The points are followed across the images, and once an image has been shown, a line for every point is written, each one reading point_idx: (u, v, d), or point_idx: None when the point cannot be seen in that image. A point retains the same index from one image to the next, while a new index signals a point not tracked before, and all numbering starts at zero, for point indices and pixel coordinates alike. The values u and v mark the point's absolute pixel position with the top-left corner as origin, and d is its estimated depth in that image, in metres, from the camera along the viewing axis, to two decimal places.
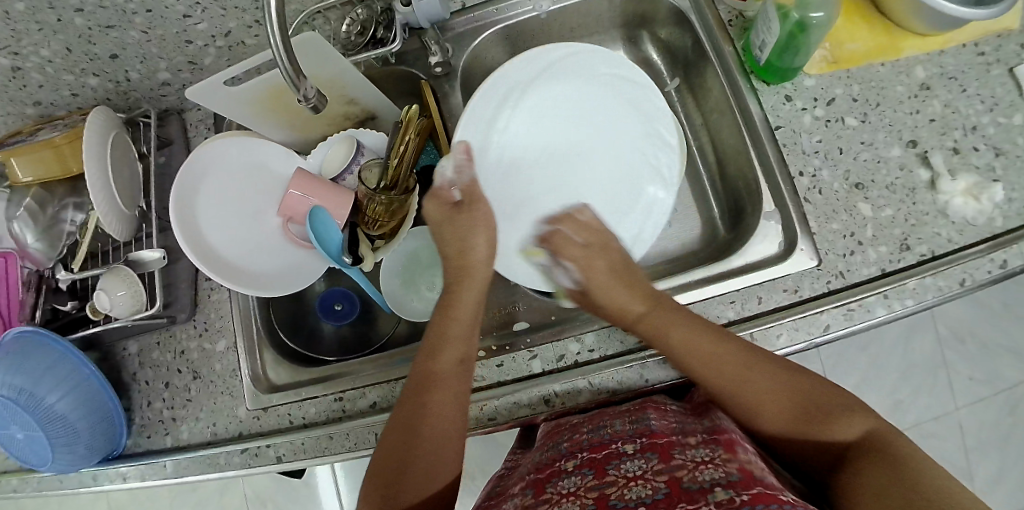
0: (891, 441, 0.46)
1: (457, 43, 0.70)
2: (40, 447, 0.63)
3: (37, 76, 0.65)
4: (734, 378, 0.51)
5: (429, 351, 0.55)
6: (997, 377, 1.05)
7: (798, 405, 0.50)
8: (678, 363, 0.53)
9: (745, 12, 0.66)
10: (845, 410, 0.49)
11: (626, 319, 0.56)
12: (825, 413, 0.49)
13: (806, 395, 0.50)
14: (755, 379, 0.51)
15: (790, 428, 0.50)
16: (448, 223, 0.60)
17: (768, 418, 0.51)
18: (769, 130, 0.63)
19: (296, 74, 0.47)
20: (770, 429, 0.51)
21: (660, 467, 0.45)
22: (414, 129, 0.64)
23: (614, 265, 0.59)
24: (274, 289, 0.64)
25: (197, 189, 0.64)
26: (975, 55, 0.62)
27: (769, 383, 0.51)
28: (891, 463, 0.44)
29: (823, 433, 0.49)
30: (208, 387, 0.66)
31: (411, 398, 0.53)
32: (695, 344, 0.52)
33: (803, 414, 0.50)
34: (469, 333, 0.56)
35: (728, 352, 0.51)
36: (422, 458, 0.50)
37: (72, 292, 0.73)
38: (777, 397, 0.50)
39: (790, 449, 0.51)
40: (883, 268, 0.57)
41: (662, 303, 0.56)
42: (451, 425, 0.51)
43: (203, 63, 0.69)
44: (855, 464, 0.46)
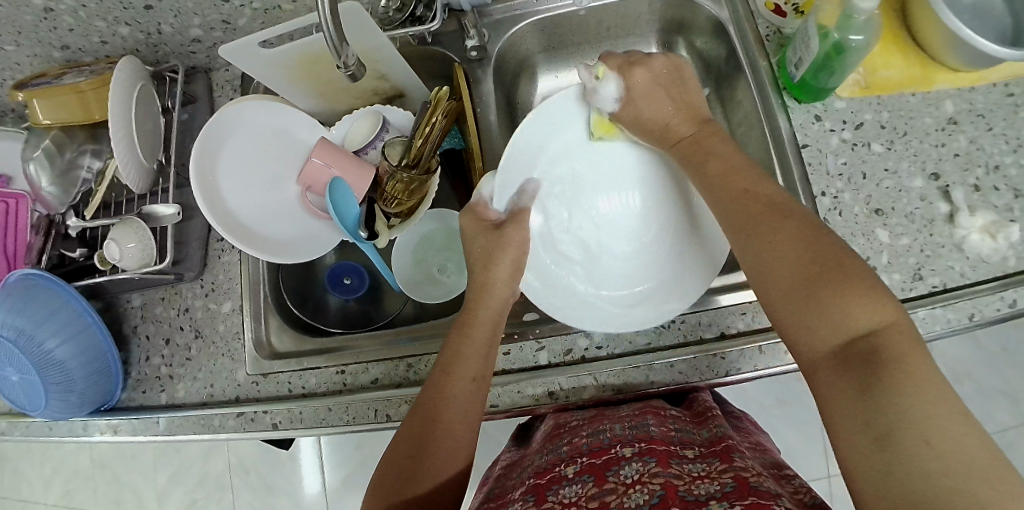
0: (906, 347, 0.39)
1: (493, 30, 0.70)
2: (34, 391, 0.63)
3: (69, 19, 0.65)
4: (759, 227, 0.47)
5: (453, 344, 0.54)
6: (988, 419, 1.06)
7: (815, 274, 0.43)
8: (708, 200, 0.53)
9: (784, 28, 0.66)
10: (866, 294, 0.41)
11: (669, 127, 0.59)
12: (841, 285, 0.41)
13: (830, 260, 0.43)
14: (775, 226, 0.46)
15: (793, 299, 0.43)
16: (483, 237, 0.59)
17: (776, 281, 0.45)
18: (796, 147, 0.63)
19: (339, 43, 0.47)
20: (778, 291, 0.44)
21: (657, 471, 0.45)
22: (442, 110, 0.64)
23: (660, 77, 0.60)
24: (285, 255, 0.64)
25: (222, 147, 0.64)
26: (1005, 95, 0.62)
27: (791, 235, 0.45)
28: (901, 379, 0.37)
29: (834, 310, 0.41)
30: (210, 347, 0.66)
31: (431, 391, 0.51)
32: (731, 171, 0.52)
33: (814, 280, 0.43)
34: (489, 344, 0.54)
35: (747, 196, 0.49)
36: (431, 467, 0.48)
37: (82, 240, 0.72)
38: (793, 253, 0.44)
39: (791, 336, 0.44)
40: (894, 295, 0.58)
41: (713, 129, 0.57)
42: (468, 421, 0.50)
43: (237, 23, 0.69)
44: (851, 364, 0.39)
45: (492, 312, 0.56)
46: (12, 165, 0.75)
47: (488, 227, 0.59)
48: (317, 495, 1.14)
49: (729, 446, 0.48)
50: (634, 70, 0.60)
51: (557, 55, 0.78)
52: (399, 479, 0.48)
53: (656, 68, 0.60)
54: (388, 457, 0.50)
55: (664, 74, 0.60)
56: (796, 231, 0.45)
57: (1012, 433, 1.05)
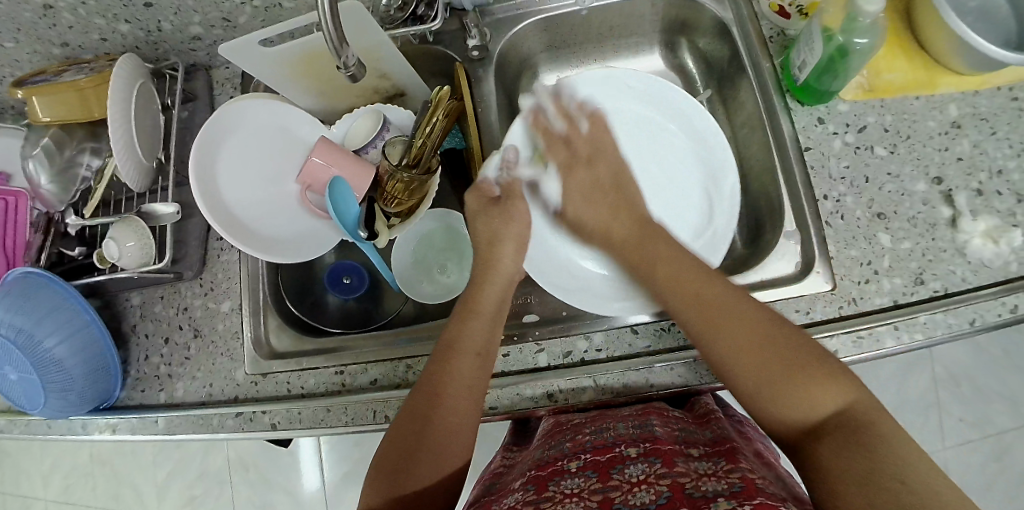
0: (873, 415, 0.42)
1: (496, 29, 0.70)
2: (33, 390, 0.63)
3: (69, 16, 0.64)
4: (707, 308, 0.49)
5: (454, 328, 0.54)
6: (987, 422, 1.06)
7: (773, 357, 0.45)
8: (668, 304, 0.52)
9: (788, 30, 0.66)
10: (821, 374, 0.44)
11: (612, 242, 0.60)
12: (804, 373, 0.44)
13: (780, 344, 0.46)
14: (739, 320, 0.48)
15: (761, 382, 0.45)
16: (484, 215, 0.61)
17: (744, 378, 0.46)
18: (799, 150, 0.63)
19: (339, 43, 0.46)
20: (742, 380, 0.46)
21: (662, 471, 0.45)
22: (443, 110, 0.64)
23: (599, 181, 0.62)
24: (283, 255, 0.64)
25: (221, 145, 0.64)
26: (1009, 99, 0.62)
27: (740, 321, 0.48)
28: (878, 442, 0.40)
29: (800, 391, 0.44)
30: (209, 347, 0.66)
31: (432, 374, 0.52)
32: (680, 269, 0.53)
33: (785, 368, 0.45)
34: (490, 326, 0.54)
35: (710, 285, 0.51)
36: (437, 442, 0.49)
37: (81, 238, 0.72)
38: (760, 348, 0.46)
39: (760, 415, 0.46)
40: (896, 300, 0.57)
41: (652, 232, 0.58)
42: (469, 405, 0.50)
43: (237, 21, 0.68)
44: (830, 436, 0.42)
45: (496, 291, 0.57)
46: (11, 162, 0.75)
47: (488, 205, 0.61)
48: (316, 492, 1.14)
49: (734, 447, 0.48)
50: (569, 201, 0.63)
51: (559, 54, 0.77)
52: (390, 469, 0.48)
53: (592, 138, 0.63)
54: (388, 439, 0.50)
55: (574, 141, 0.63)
56: (748, 311, 0.48)
57: (1011, 436, 1.05)
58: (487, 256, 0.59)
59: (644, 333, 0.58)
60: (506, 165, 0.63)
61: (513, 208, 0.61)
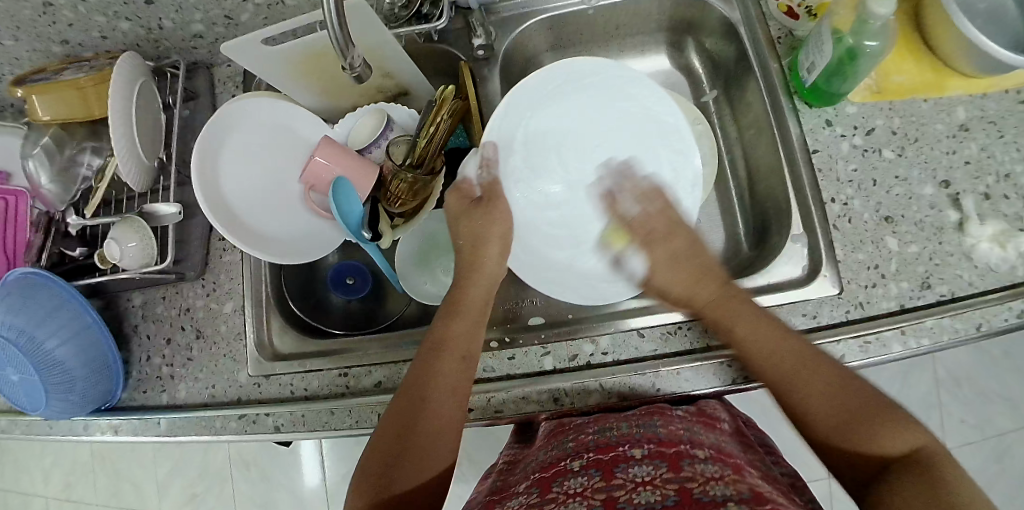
0: (947, 462, 0.42)
1: (500, 27, 0.69)
2: (34, 390, 0.62)
3: (69, 14, 0.64)
4: (796, 371, 0.49)
5: (439, 327, 0.55)
6: (988, 423, 1.06)
7: (848, 411, 0.46)
8: (745, 355, 0.52)
9: (796, 31, 0.65)
10: (895, 423, 0.44)
11: (695, 304, 0.56)
12: (873, 420, 0.45)
13: (850, 396, 0.47)
14: (810, 377, 0.48)
15: (835, 427, 0.46)
16: (466, 217, 0.62)
17: (816, 423, 0.48)
18: (806, 152, 0.62)
19: (344, 43, 0.45)
20: (818, 426, 0.48)
21: (669, 475, 0.44)
22: (448, 110, 0.63)
23: (674, 221, 0.62)
24: (287, 256, 0.63)
25: (222, 144, 0.63)
26: (1017, 102, 0.62)
27: (821, 384, 0.48)
28: (946, 478, 0.40)
29: (872, 436, 0.45)
30: (211, 348, 0.65)
31: (418, 375, 0.52)
32: (760, 325, 0.52)
33: (855, 418, 0.46)
34: (474, 324, 0.55)
35: (785, 340, 0.51)
36: (420, 443, 0.49)
37: (82, 238, 0.71)
38: (832, 401, 0.47)
39: (833, 455, 0.47)
40: (902, 304, 0.57)
41: (734, 292, 0.56)
42: (455, 405, 0.51)
43: (239, 18, 0.67)
44: (903, 473, 0.42)
45: (480, 292, 0.58)
46: (11, 160, 0.74)
47: (468, 205, 0.63)
48: (317, 490, 1.14)
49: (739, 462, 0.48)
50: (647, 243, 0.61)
51: (565, 53, 0.77)
52: (375, 473, 0.48)
53: (656, 235, 0.61)
54: (374, 442, 0.50)
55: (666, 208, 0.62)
56: (824, 369, 0.48)
57: (1013, 437, 1.05)
58: (472, 256, 0.60)
59: (651, 336, 0.58)
60: (488, 164, 0.64)
61: (497, 208, 0.62)
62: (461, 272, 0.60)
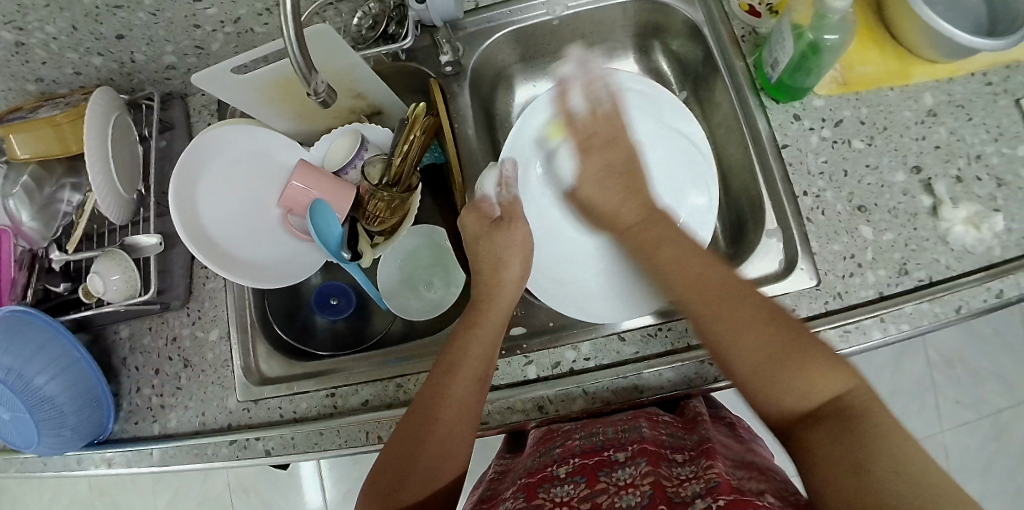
0: (869, 405, 0.42)
1: (469, 43, 0.70)
2: (25, 427, 0.62)
3: (41, 52, 0.64)
4: (716, 303, 0.48)
5: (456, 344, 0.54)
6: (983, 402, 1.06)
7: (772, 345, 0.45)
8: (675, 297, 0.51)
9: (759, 29, 0.66)
10: (816, 359, 0.44)
11: (619, 221, 0.58)
12: (793, 356, 0.44)
13: (772, 331, 0.46)
14: (736, 319, 0.47)
15: (756, 366, 0.45)
16: (486, 238, 0.61)
17: (738, 363, 0.46)
18: (776, 148, 0.63)
19: (307, 68, 0.46)
20: (738, 367, 0.46)
21: (647, 471, 0.46)
22: (420, 127, 0.64)
23: (611, 163, 0.60)
24: (270, 280, 0.64)
25: (200, 174, 0.64)
26: (983, 84, 0.62)
27: (746, 320, 0.47)
28: (866, 424, 0.40)
29: (790, 375, 0.44)
30: (200, 376, 0.66)
31: (432, 393, 0.52)
32: (683, 263, 0.52)
33: (779, 357, 0.45)
34: (492, 345, 0.54)
35: (710, 284, 0.49)
36: (427, 460, 0.49)
37: (65, 273, 0.71)
38: (761, 342, 0.46)
39: (752, 396, 0.46)
40: (880, 291, 0.58)
41: (659, 218, 0.57)
42: (463, 424, 0.51)
43: (210, 48, 0.68)
44: (826, 422, 0.42)
45: (501, 314, 0.57)
46: None
47: (488, 225, 0.62)
48: None
49: (714, 447, 0.49)
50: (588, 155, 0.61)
51: (534, 64, 0.77)
52: (384, 487, 0.49)
53: (605, 124, 0.61)
54: (385, 455, 0.51)
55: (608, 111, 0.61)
56: (750, 304, 0.48)
57: (1009, 415, 1.06)
58: (490, 280, 0.59)
59: (632, 339, 0.58)
60: (505, 182, 0.65)
61: (514, 230, 0.61)
62: (478, 293, 0.59)
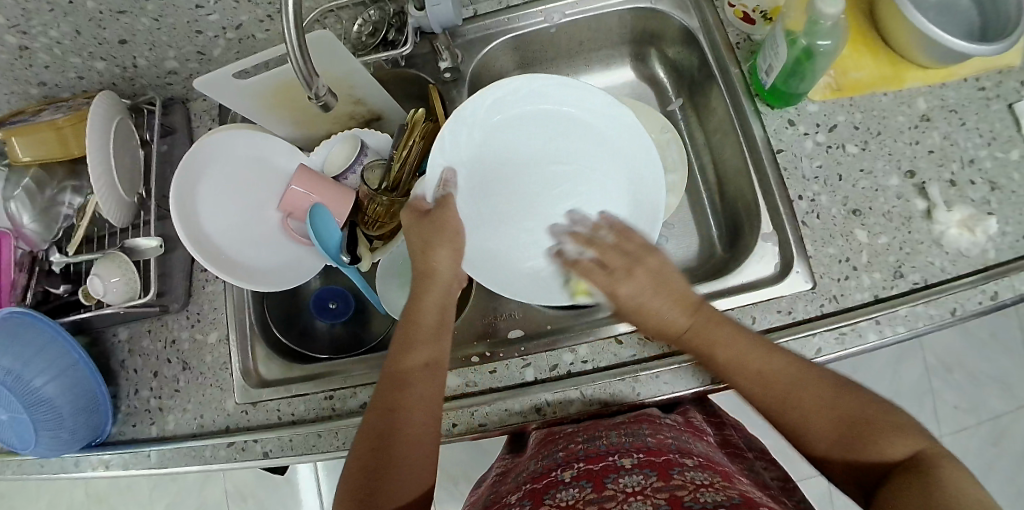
0: (947, 462, 0.41)
1: (467, 49, 0.70)
2: (23, 429, 0.62)
3: (45, 56, 0.65)
4: (778, 388, 0.49)
5: (402, 343, 0.54)
6: (982, 407, 1.06)
7: (845, 423, 0.46)
8: (736, 386, 0.51)
9: (753, 36, 0.67)
10: (892, 428, 0.44)
11: (668, 336, 0.54)
12: (865, 424, 0.45)
13: (846, 406, 0.46)
14: (806, 388, 0.48)
15: (835, 443, 0.46)
16: (416, 229, 0.57)
17: (814, 439, 0.47)
18: (771, 153, 0.64)
19: (309, 73, 0.46)
20: (817, 446, 0.47)
21: (659, 484, 0.44)
22: (419, 132, 0.65)
23: (653, 274, 0.54)
24: (272, 284, 0.65)
25: (202, 176, 0.64)
26: (976, 89, 0.63)
27: (812, 396, 0.47)
28: (923, 477, 0.40)
29: (868, 444, 0.44)
30: (199, 379, 0.66)
31: (388, 395, 0.51)
32: (736, 350, 0.51)
33: (849, 428, 0.46)
34: (438, 339, 0.54)
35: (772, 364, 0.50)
36: (394, 471, 0.47)
37: (66, 276, 0.72)
38: (828, 409, 0.47)
39: (842, 474, 0.46)
40: (875, 295, 0.58)
41: (707, 310, 0.53)
42: (427, 421, 0.50)
43: (212, 54, 0.69)
44: (895, 481, 0.42)
45: (432, 316, 0.55)
46: None
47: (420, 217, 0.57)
48: None
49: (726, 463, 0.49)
50: (625, 280, 0.54)
51: (532, 71, 0.78)
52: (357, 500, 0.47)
53: (649, 267, 0.55)
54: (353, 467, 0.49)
55: (654, 274, 0.55)
56: (813, 381, 0.48)
57: (1008, 420, 1.06)
58: (426, 269, 0.56)
59: (628, 342, 0.59)
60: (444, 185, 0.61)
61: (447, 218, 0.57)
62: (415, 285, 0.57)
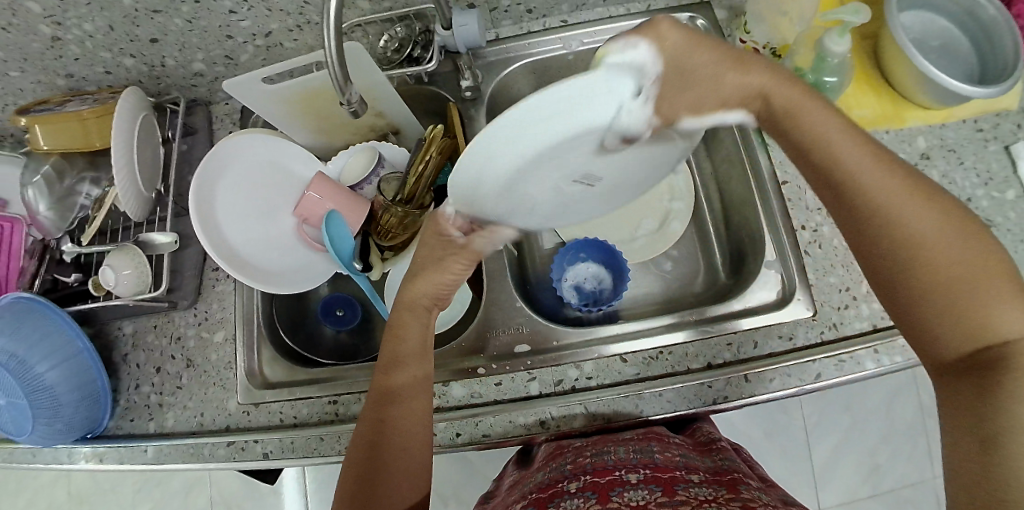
0: None
1: (487, 70, 0.73)
2: (20, 416, 0.62)
3: (76, 49, 0.67)
4: (892, 202, 0.41)
5: (388, 364, 0.52)
6: None
7: (958, 273, 0.39)
8: (833, 181, 0.44)
9: None
10: (1004, 294, 0.38)
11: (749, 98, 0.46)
12: (981, 283, 0.39)
13: (964, 250, 0.40)
14: (920, 209, 0.41)
15: (931, 294, 0.40)
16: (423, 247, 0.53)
17: (906, 276, 0.41)
18: (777, 183, 0.66)
19: (344, 81, 0.48)
20: (906, 285, 0.41)
21: (662, 500, 0.46)
22: (437, 148, 0.66)
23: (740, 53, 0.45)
24: (283, 286, 0.66)
25: (221, 177, 0.65)
26: (974, 131, 0.66)
27: (930, 224, 0.40)
28: (1013, 383, 0.36)
29: (976, 307, 0.38)
30: (202, 376, 0.66)
31: (377, 417, 0.50)
32: (847, 146, 0.43)
33: (961, 281, 0.39)
34: (423, 361, 0.52)
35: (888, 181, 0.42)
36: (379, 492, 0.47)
37: (76, 265, 0.72)
38: (946, 250, 0.39)
39: (915, 331, 0.41)
40: (875, 324, 0.59)
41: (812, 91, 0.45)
42: (417, 444, 0.50)
43: (239, 58, 0.71)
44: (976, 373, 0.38)
45: (416, 340, 0.52)
46: (8, 189, 0.75)
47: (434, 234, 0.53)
48: None
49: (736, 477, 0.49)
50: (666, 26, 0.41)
51: None
52: None
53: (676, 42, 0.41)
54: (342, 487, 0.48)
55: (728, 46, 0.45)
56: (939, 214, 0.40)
57: None
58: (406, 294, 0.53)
59: (633, 361, 0.60)
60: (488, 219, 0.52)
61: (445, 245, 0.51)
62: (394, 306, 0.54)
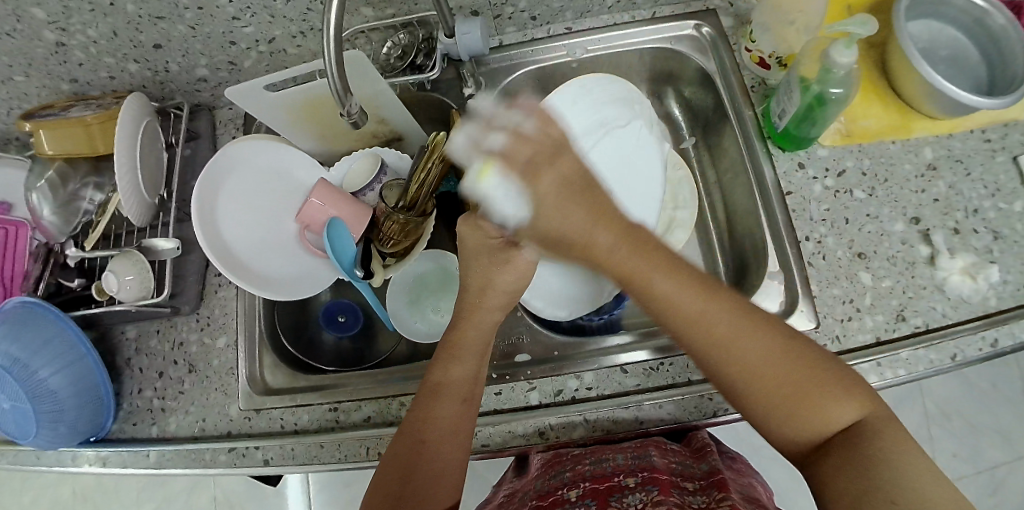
0: (880, 430, 0.39)
1: (490, 78, 0.73)
2: (23, 419, 0.62)
3: (80, 54, 0.67)
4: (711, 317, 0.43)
5: (442, 361, 0.53)
6: (979, 457, 1.06)
7: (785, 367, 0.42)
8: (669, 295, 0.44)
9: (768, 80, 0.70)
10: (832, 383, 0.41)
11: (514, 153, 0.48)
12: (808, 377, 0.41)
13: (788, 346, 0.42)
14: (734, 316, 0.43)
15: (773, 402, 0.42)
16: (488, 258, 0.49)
17: (747, 385, 0.42)
18: (781, 195, 0.65)
19: (343, 92, 0.48)
20: (748, 388, 0.42)
21: (659, 499, 0.47)
22: (439, 155, 0.65)
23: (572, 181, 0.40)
24: (282, 292, 0.66)
25: (224, 182, 0.65)
26: (982, 141, 0.65)
27: (745, 331, 0.43)
28: (872, 454, 0.38)
29: (811, 405, 0.41)
30: (203, 381, 0.66)
31: (419, 413, 0.51)
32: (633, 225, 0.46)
33: (799, 377, 0.41)
34: (477, 365, 0.53)
35: (705, 290, 0.44)
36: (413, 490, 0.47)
37: (80, 269, 0.72)
38: (777, 356, 0.42)
39: (760, 423, 0.43)
40: (878, 336, 0.59)
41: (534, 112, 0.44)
42: (454, 448, 0.50)
43: (242, 64, 0.71)
44: (831, 452, 0.40)
45: (479, 338, 0.53)
46: (13, 192, 0.76)
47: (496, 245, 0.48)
48: None
49: (724, 478, 0.50)
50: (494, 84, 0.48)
51: None
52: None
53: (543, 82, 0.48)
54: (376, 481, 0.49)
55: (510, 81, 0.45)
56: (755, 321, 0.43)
57: (1004, 470, 1.05)
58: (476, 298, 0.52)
59: (634, 372, 0.59)
60: None
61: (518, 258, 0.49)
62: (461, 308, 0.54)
